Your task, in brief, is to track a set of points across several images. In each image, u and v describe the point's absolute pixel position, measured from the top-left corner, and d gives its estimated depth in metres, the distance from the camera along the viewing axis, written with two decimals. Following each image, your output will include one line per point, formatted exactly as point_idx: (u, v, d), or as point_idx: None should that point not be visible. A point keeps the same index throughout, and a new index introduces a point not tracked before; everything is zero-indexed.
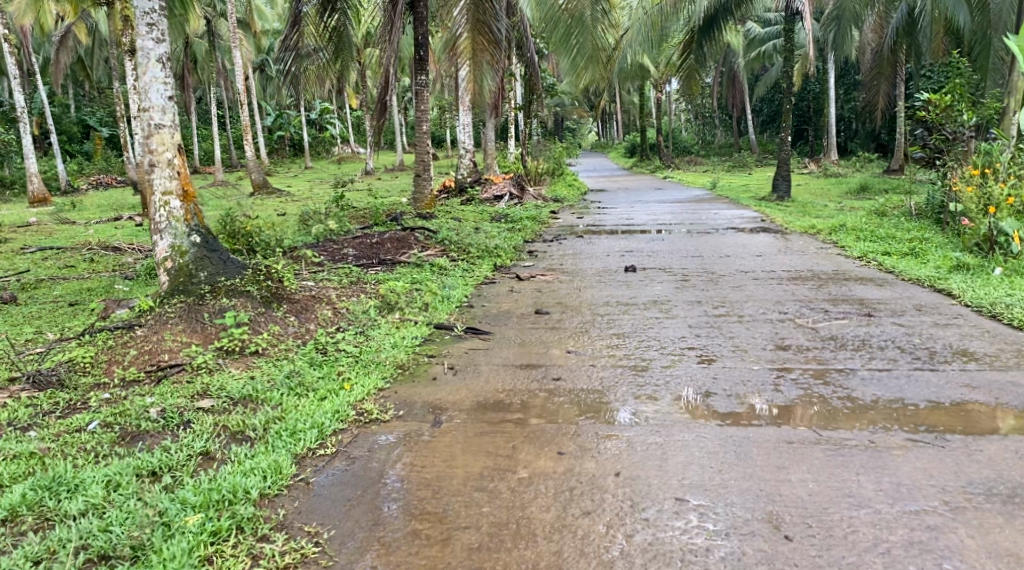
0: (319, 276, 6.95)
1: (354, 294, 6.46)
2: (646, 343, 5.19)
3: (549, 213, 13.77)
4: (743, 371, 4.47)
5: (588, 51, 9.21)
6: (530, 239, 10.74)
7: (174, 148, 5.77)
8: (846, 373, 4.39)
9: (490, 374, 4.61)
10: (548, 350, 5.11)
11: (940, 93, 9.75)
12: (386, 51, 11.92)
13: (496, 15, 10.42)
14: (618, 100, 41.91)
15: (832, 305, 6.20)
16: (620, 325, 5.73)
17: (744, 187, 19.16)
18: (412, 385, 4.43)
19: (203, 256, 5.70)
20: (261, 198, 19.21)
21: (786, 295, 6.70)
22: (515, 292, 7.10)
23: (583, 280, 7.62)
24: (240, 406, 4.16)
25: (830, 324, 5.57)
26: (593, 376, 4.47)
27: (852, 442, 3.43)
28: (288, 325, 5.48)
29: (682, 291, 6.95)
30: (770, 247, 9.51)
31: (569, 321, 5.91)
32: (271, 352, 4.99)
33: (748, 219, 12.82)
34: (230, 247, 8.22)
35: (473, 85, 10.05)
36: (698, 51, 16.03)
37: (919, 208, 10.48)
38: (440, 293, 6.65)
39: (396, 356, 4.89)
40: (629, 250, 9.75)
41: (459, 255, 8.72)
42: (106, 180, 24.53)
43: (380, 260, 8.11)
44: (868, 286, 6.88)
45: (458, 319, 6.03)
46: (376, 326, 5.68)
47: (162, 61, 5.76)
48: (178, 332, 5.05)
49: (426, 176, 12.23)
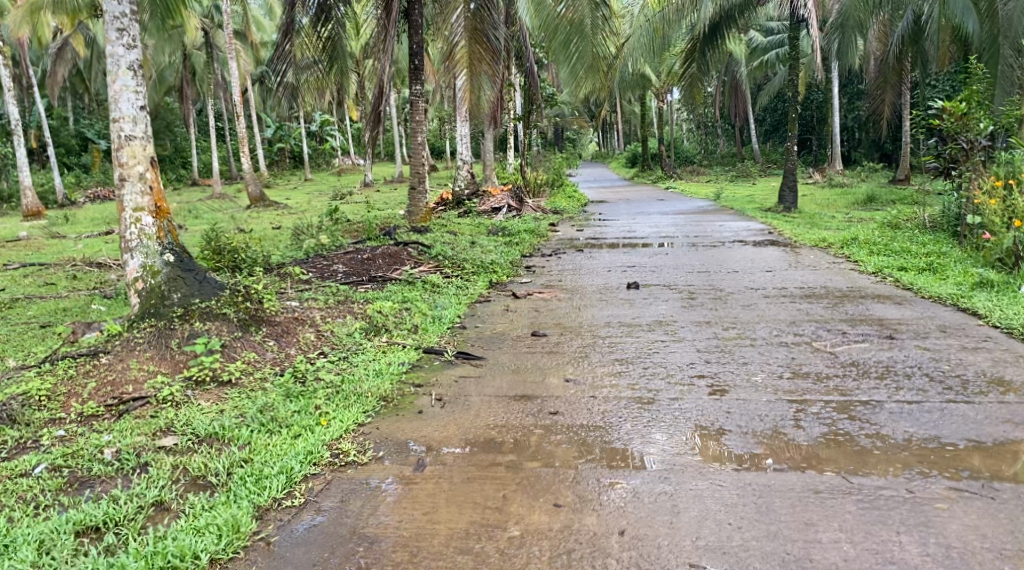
0: (305, 295, 6.57)
1: (341, 315, 6.08)
2: (652, 371, 4.81)
3: (548, 226, 13.43)
4: (757, 405, 4.10)
5: (587, 60, 8.86)
6: (528, 253, 10.40)
7: (147, 161, 5.40)
8: (872, 407, 4.03)
9: (480, 406, 4.23)
10: (545, 378, 4.74)
11: (955, 101, 9.39)
12: (381, 60, 11.57)
13: (494, 23, 10.08)
14: (619, 109, 41.65)
15: (851, 326, 5.84)
16: (622, 349, 5.37)
17: (748, 197, 18.82)
18: (396, 419, 4.05)
19: (177, 275, 5.28)
20: (258, 211, 18.85)
21: (799, 315, 6.32)
22: (511, 311, 6.75)
23: (582, 298, 7.26)
24: (205, 446, 3.79)
25: (850, 349, 5.20)
26: (595, 410, 4.10)
27: (889, 492, 3.07)
28: (265, 350, 5.10)
29: (688, 310, 6.60)
30: (779, 261, 9.15)
31: (568, 344, 5.54)
32: (246, 382, 4.61)
33: (754, 232, 12.47)
34: (214, 264, 7.87)
35: (470, 95, 9.71)
36: (701, 59, 15.58)
37: (934, 220, 10.14)
38: (431, 315, 6.28)
39: (382, 385, 4.51)
40: (631, 265, 9.39)
41: (454, 271, 8.36)
42: (104, 193, 24.26)
43: (371, 276, 7.74)
44: (886, 305, 6.54)
45: (450, 342, 5.66)
46: (362, 351, 5.29)
47: (134, 68, 5.41)
48: (144, 360, 4.68)
49: (421, 189, 11.86)
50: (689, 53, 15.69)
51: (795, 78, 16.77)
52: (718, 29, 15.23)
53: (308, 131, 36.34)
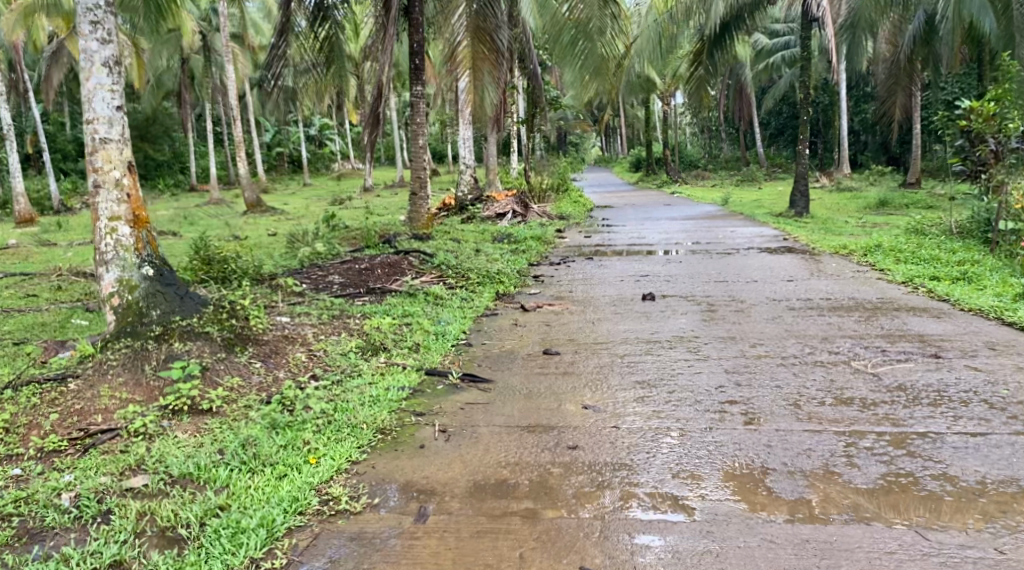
0: (297, 310, 6.10)
1: (336, 333, 5.61)
2: (678, 396, 4.36)
3: (554, 232, 12.97)
4: (801, 438, 3.65)
5: (596, 61, 8.41)
6: (535, 261, 9.95)
7: (123, 165, 4.95)
8: (933, 440, 3.58)
9: (489, 439, 3.78)
10: (561, 403, 4.29)
11: (983, 101, 8.98)
12: (380, 61, 11.13)
13: (497, 24, 9.65)
14: (622, 114, 41.27)
15: (890, 343, 5.40)
16: (643, 369, 4.91)
17: (756, 202, 18.37)
18: (394, 456, 3.62)
19: (156, 291, 4.87)
20: (256, 217, 18.40)
21: (832, 329, 5.85)
22: (519, 326, 6.28)
23: (595, 311, 6.80)
24: (177, 488, 3.35)
25: (893, 370, 4.74)
26: (620, 443, 3.65)
27: (975, 553, 2.73)
28: (252, 375, 4.66)
29: (710, 324, 6.14)
30: (800, 270, 8.69)
31: (584, 364, 5.08)
32: (228, 410, 4.16)
33: (768, 238, 12.00)
34: (203, 275, 7.44)
35: (473, 97, 9.27)
36: (709, 62, 15.18)
37: (961, 226, 9.71)
38: (433, 331, 5.83)
39: (379, 415, 4.06)
40: (644, 274, 8.93)
41: (458, 281, 7.91)
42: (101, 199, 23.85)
43: (369, 288, 7.29)
44: (924, 318, 6.09)
45: (454, 361, 5.21)
46: (358, 374, 4.83)
47: (109, 65, 4.96)
48: (116, 387, 4.25)
49: (423, 195, 11.37)
50: (697, 54, 15.25)
51: (807, 80, 16.32)
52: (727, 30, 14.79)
53: (308, 135, 35.95)
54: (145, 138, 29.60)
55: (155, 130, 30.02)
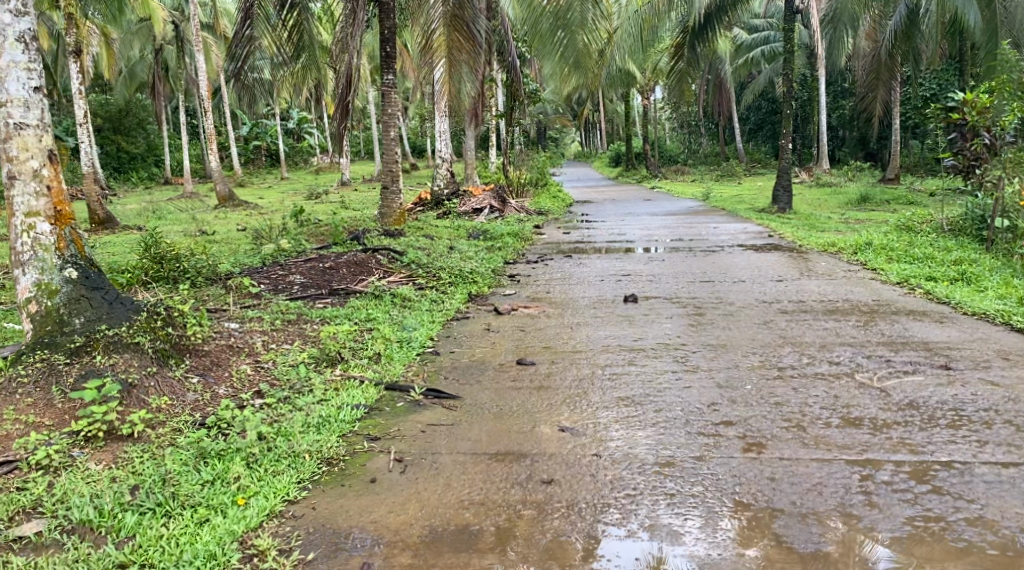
0: (248, 315, 5.55)
1: (289, 341, 5.07)
2: (667, 416, 3.88)
3: (531, 228, 12.46)
4: (808, 469, 3.21)
5: (576, 53, 7.88)
6: (511, 258, 9.45)
7: (43, 154, 4.37)
8: (960, 472, 3.13)
9: (452, 471, 3.30)
10: (535, 424, 3.81)
11: (977, 94, 8.69)
12: (349, 45, 10.51)
13: (473, 12, 9.13)
14: (603, 108, 40.85)
15: (893, 352, 4.96)
16: (629, 383, 4.43)
17: (737, 197, 18.01)
18: (340, 493, 3.14)
19: (80, 295, 4.29)
20: (226, 211, 17.72)
21: (829, 336, 5.39)
22: (492, 331, 5.78)
23: (573, 314, 6.30)
24: (74, 538, 2.87)
25: (902, 384, 4.31)
26: (602, 477, 3.19)
27: None
28: (187, 393, 4.14)
29: (697, 330, 5.67)
30: (789, 269, 8.25)
31: (562, 377, 4.59)
32: (152, 436, 3.64)
33: (752, 235, 11.57)
34: (155, 275, 6.93)
35: (448, 87, 8.72)
36: (690, 54, 14.76)
37: (952, 223, 9.35)
38: (397, 338, 5.30)
39: (328, 441, 3.56)
40: (625, 273, 8.45)
41: (428, 281, 7.39)
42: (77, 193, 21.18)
43: (332, 289, 6.75)
44: (926, 323, 5.64)
45: (418, 374, 4.69)
46: (309, 390, 4.30)
47: (24, 40, 4.37)
48: (21, 410, 3.74)
49: (394, 189, 10.82)
50: (678, 46, 14.79)
51: (790, 73, 15.89)
52: (710, 21, 14.37)
53: (284, 129, 35.09)
54: (117, 130, 28.46)
55: (127, 122, 28.64)
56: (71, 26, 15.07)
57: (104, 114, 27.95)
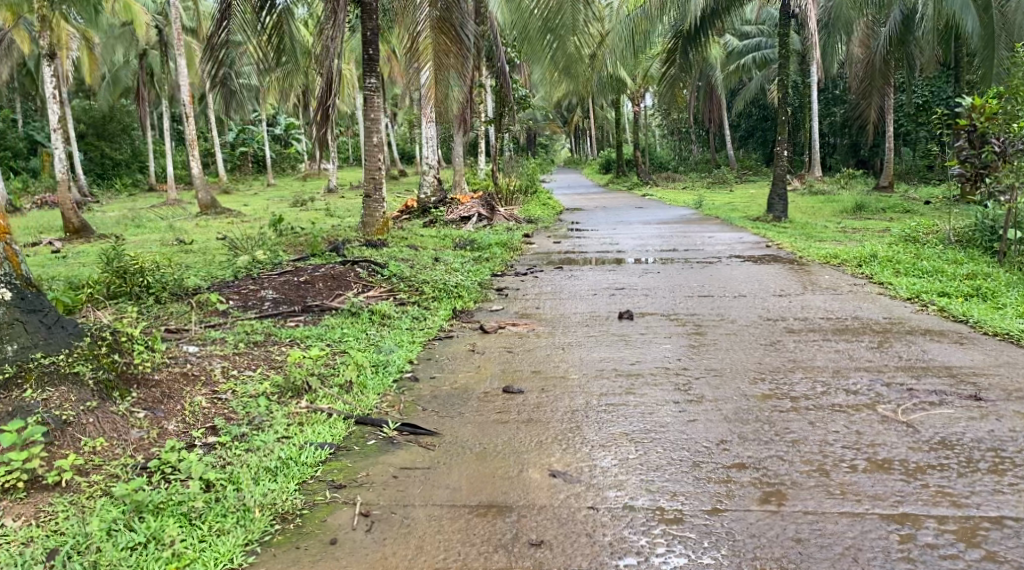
0: (210, 336, 5.08)
1: (252, 368, 4.61)
2: (673, 457, 3.46)
3: (521, 237, 12.03)
4: (837, 529, 2.82)
5: (563, 59, 7.43)
6: (499, 270, 9.01)
7: None
8: (1012, 533, 2.78)
9: (425, 529, 2.91)
10: (521, 467, 3.38)
11: (987, 99, 8.35)
12: (330, 48, 10.09)
13: (462, 16, 8.67)
14: (594, 115, 40.54)
15: (914, 378, 4.56)
16: (628, 415, 4.01)
17: (730, 205, 17.66)
18: (294, 559, 2.76)
19: (13, 319, 3.77)
20: (208, 219, 17.26)
21: (843, 359, 4.99)
22: (477, 352, 5.35)
23: (565, 333, 5.84)
24: None
25: (931, 417, 3.88)
26: (600, 540, 2.81)
27: None
28: (131, 430, 3.66)
29: (699, 351, 5.26)
30: (792, 282, 7.85)
31: (553, 407, 4.16)
32: (82, 485, 3.17)
33: (749, 245, 11.17)
34: (117, 290, 6.48)
35: (436, 92, 8.27)
36: (683, 59, 14.38)
37: (959, 234, 8.98)
38: (373, 362, 4.85)
39: (284, 491, 3.13)
40: (619, 286, 8.01)
41: (410, 297, 6.94)
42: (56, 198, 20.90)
43: (305, 306, 6.30)
44: (946, 345, 5.25)
45: (394, 405, 4.23)
46: (270, 426, 3.86)
47: None
48: None
49: (377, 197, 10.36)
50: (670, 53, 14.43)
51: (784, 79, 15.46)
52: (703, 25, 13.90)
53: (271, 135, 34.63)
54: (101, 136, 27.97)
55: (112, 128, 28.21)
56: (46, 28, 14.61)
57: (88, 120, 27.56)
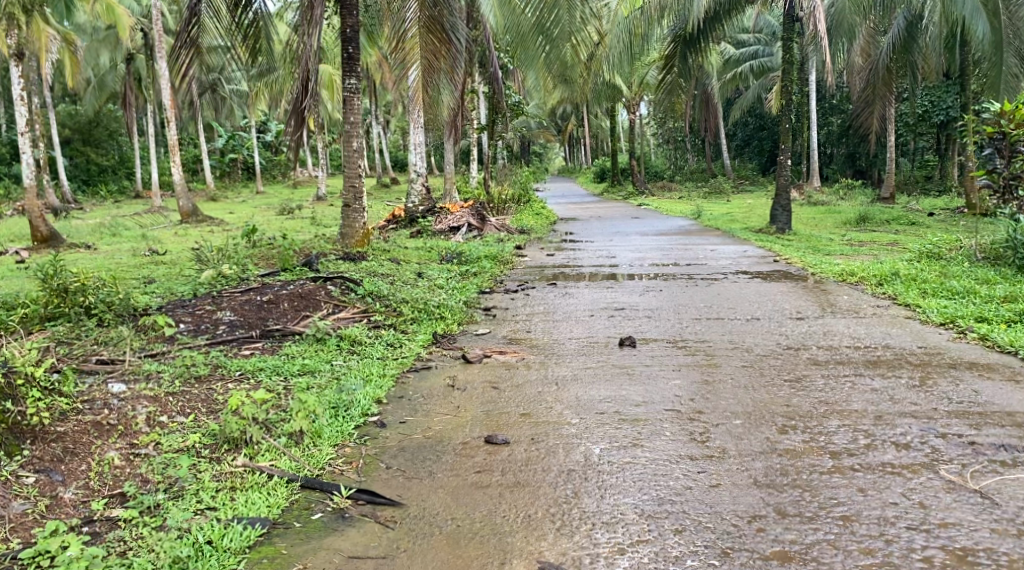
0: (144, 370, 4.33)
1: (186, 413, 3.82)
2: (694, 541, 2.79)
3: (512, 249, 11.34)
4: None
5: (556, 63, 6.58)
6: (487, 287, 8.28)
7: None
8: None
9: None
10: (502, 557, 2.73)
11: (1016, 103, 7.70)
12: (307, 50, 9.19)
13: (450, 14, 7.91)
14: (588, 123, 39.89)
15: (974, 425, 3.87)
16: (637, 476, 3.29)
17: (730, 216, 17.02)
18: None
19: None
20: (189, 227, 16.45)
21: (884, 400, 4.29)
22: (457, 387, 4.62)
23: (559, 364, 5.12)
24: None
25: (1009, 484, 3.17)
26: None
27: None
28: (11, 501, 2.95)
29: (716, 388, 4.55)
30: (808, 303, 7.13)
31: (547, 464, 3.44)
32: None
33: (754, 259, 10.45)
34: (55, 310, 5.70)
35: (423, 96, 7.51)
36: (682, 65, 13.56)
37: (985, 249, 8.30)
38: (333, 404, 4.09)
39: None
40: (618, 305, 7.27)
41: (387, 319, 6.20)
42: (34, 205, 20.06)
43: (264, 331, 5.53)
44: (1000, 383, 4.55)
45: (351, 462, 3.49)
46: (193, 490, 3.13)
47: None
48: None
49: (356, 207, 9.58)
50: (668, 58, 13.64)
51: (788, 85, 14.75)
52: (703, 29, 13.09)
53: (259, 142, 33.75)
54: (87, 141, 27.03)
55: (98, 133, 27.30)
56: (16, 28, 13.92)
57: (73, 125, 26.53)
